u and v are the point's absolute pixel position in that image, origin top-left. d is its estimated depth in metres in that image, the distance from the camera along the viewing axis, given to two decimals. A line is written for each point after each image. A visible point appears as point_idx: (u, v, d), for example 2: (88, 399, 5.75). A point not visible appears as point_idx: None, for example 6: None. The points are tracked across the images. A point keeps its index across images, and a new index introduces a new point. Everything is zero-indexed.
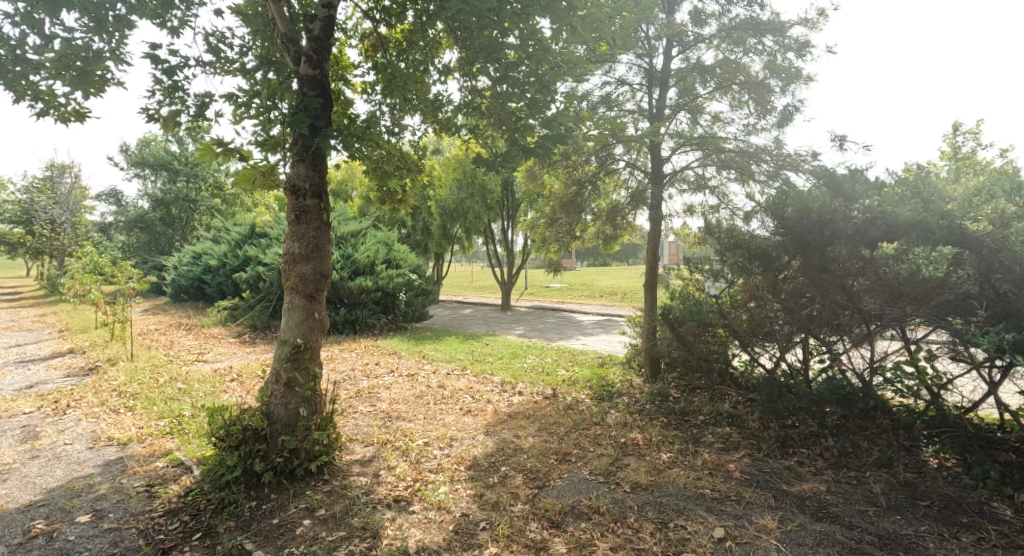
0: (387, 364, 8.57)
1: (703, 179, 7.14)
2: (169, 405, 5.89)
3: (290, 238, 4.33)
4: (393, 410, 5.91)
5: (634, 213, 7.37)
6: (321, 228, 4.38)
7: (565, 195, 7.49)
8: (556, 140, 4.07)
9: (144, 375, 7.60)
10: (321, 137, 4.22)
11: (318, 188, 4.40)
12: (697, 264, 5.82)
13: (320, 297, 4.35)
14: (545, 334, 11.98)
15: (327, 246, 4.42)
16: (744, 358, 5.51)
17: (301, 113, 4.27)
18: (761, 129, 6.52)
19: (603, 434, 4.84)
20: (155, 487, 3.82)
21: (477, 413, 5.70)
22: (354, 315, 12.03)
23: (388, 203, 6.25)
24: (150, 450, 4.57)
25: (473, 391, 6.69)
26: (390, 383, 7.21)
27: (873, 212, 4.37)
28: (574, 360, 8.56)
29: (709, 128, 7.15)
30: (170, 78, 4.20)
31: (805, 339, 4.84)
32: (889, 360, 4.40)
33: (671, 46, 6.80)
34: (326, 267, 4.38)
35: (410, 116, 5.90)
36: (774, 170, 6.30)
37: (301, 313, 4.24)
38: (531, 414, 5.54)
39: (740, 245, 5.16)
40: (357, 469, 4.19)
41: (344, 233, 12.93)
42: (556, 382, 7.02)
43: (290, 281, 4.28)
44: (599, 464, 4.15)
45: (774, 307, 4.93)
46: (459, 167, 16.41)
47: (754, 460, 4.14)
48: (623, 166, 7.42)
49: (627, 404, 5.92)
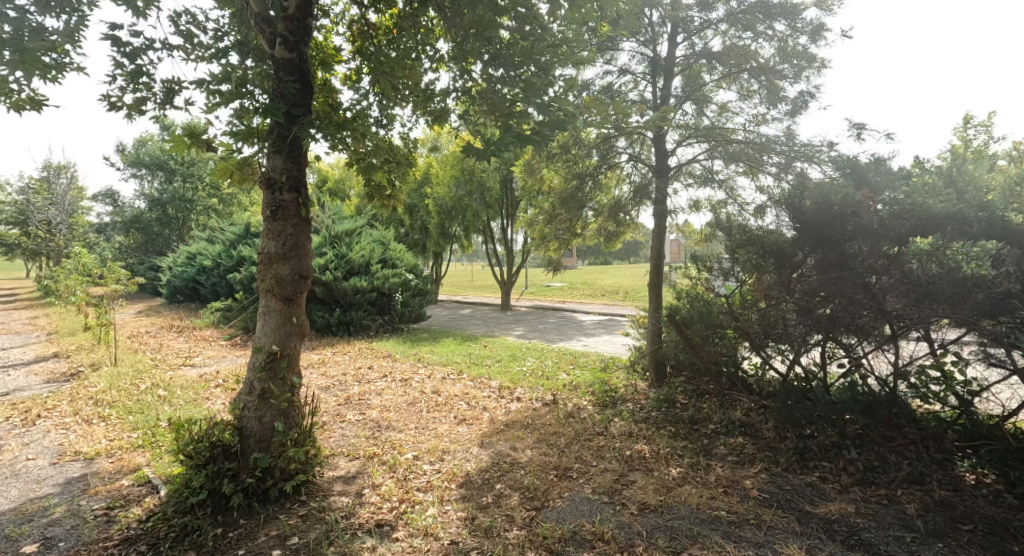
0: (381, 368, 8.23)
1: (711, 173, 6.81)
2: (145, 414, 5.56)
3: (266, 236, 3.99)
4: (383, 418, 5.57)
5: (638, 210, 6.99)
6: (299, 225, 4.05)
7: (565, 190, 7.16)
8: (553, 127, 3.73)
9: (125, 382, 7.26)
10: (299, 126, 3.88)
11: (295, 182, 4.06)
12: (704, 261, 5.45)
13: (300, 299, 4.03)
14: (546, 336, 11.61)
15: (307, 245, 4.10)
16: (755, 361, 5.17)
17: (277, 100, 3.95)
18: (772, 119, 6.18)
19: (607, 446, 4.49)
20: (115, 511, 3.49)
21: (472, 423, 5.35)
22: (349, 317, 11.69)
23: (376, 200, 5.89)
24: (117, 466, 4.24)
25: (468, 397, 6.34)
26: (382, 389, 6.87)
27: (901, 205, 4.01)
28: (575, 362, 8.21)
29: (716, 119, 6.82)
30: (132, 62, 3.84)
31: (822, 342, 4.49)
32: (915, 364, 4.05)
33: (676, 33, 6.46)
34: (305, 268, 4.06)
35: (400, 107, 5.55)
36: (786, 162, 5.93)
37: (277, 317, 3.90)
38: (529, 424, 5.19)
39: (752, 241, 4.77)
40: (339, 488, 3.85)
41: (339, 232, 12.59)
42: (556, 387, 6.67)
43: (266, 283, 3.95)
44: (602, 481, 3.80)
45: (789, 307, 4.58)
46: (456, 164, 16.01)
47: (771, 475, 3.79)
48: (626, 160, 7.05)
49: (632, 411, 5.57)
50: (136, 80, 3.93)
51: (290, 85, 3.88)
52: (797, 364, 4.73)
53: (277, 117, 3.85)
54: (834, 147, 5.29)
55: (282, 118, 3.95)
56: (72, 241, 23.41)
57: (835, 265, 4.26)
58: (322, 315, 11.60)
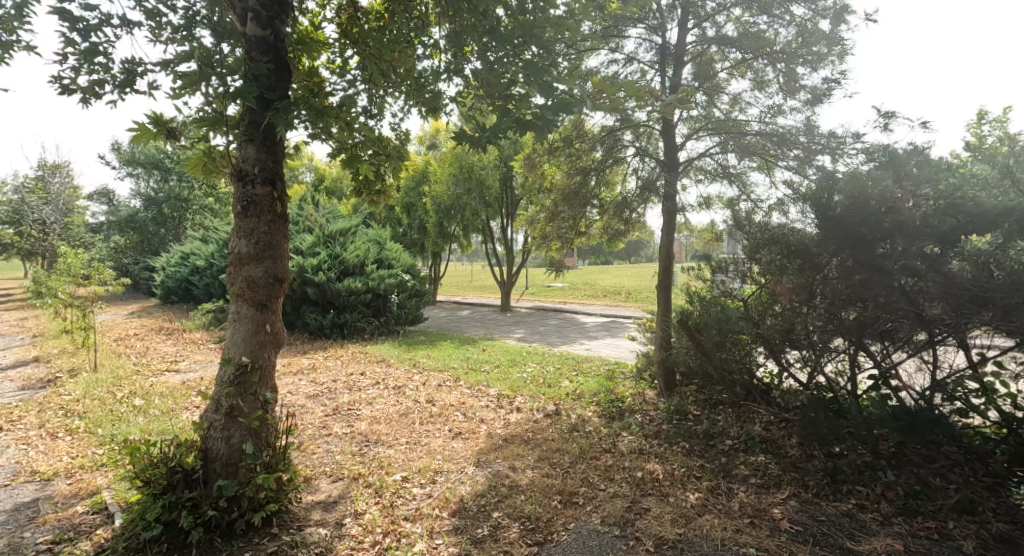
0: (373, 374, 7.81)
1: (722, 168, 6.45)
2: (115, 427, 5.15)
3: (237, 235, 3.58)
4: (372, 432, 5.17)
5: (643, 208, 6.54)
6: (274, 222, 3.64)
7: (567, 186, 6.76)
8: (555, 110, 3.27)
9: (101, 390, 6.84)
10: (273, 112, 3.47)
11: (270, 174, 3.65)
12: (719, 262, 5.05)
13: (275, 304, 3.64)
14: (547, 338, 11.18)
15: (283, 244, 3.70)
16: (770, 369, 4.86)
17: (250, 82, 3.56)
18: (789, 111, 5.78)
19: (615, 466, 4.07)
20: (61, 546, 3.09)
21: (468, 437, 4.94)
22: (343, 319, 11.27)
23: (365, 196, 5.48)
24: (73, 489, 3.83)
25: (465, 407, 5.93)
26: (374, 398, 6.47)
27: (947, 199, 3.60)
28: (579, 368, 7.79)
29: (728, 111, 6.45)
30: (86, 39, 3.43)
31: (849, 350, 4.20)
32: (953, 375, 3.74)
33: (686, 18, 6.03)
34: (281, 269, 3.66)
35: (390, 95, 5.12)
36: (806, 155, 5.50)
37: (249, 324, 3.50)
38: (530, 439, 4.78)
39: (775, 241, 4.37)
40: (317, 517, 3.45)
41: (333, 231, 12.19)
42: (559, 396, 6.25)
43: (236, 286, 3.54)
44: (612, 509, 3.38)
45: (815, 312, 4.19)
46: (455, 161, 15.53)
47: (801, 502, 3.40)
48: (632, 154, 6.62)
49: (641, 423, 5.16)
50: (92, 60, 3.53)
51: (261, 65, 3.47)
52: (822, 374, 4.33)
53: (249, 102, 3.44)
54: (860, 138, 4.87)
55: (254, 102, 3.53)
56: (65, 241, 23.01)
57: (868, 266, 3.85)
58: (316, 317, 11.20)
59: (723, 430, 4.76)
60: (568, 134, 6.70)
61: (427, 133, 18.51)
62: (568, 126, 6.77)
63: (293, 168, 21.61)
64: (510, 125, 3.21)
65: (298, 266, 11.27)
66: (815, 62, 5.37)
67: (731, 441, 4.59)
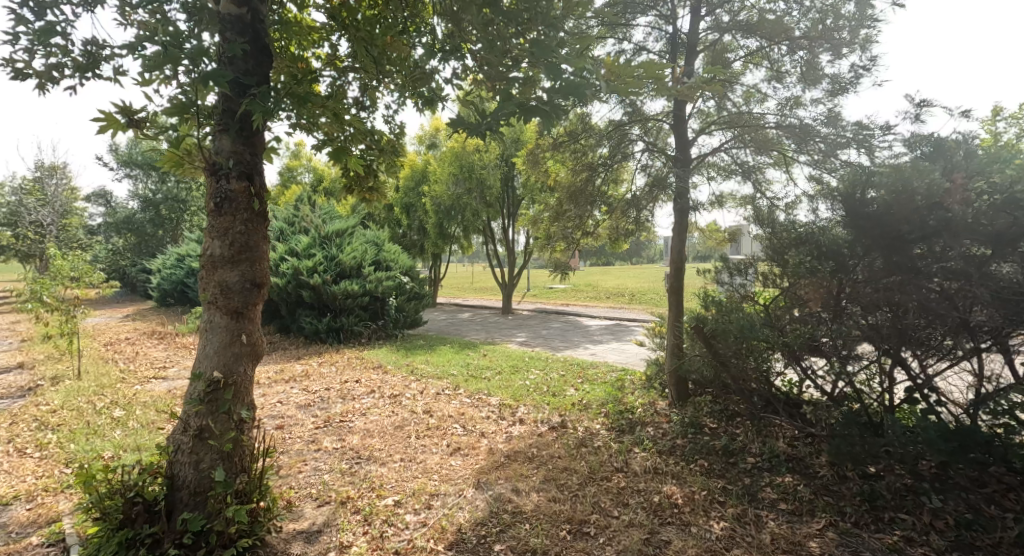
0: (368, 382, 7.45)
1: (736, 164, 6.10)
2: (89, 442, 4.80)
3: (209, 235, 3.23)
4: (364, 446, 4.82)
5: (653, 207, 6.19)
6: (252, 221, 3.29)
7: (573, 183, 6.40)
8: (568, 90, 2.88)
9: (81, 399, 6.49)
10: (251, 98, 3.11)
11: (248, 168, 3.30)
12: (738, 263, 4.68)
13: (253, 311, 3.28)
14: (551, 343, 10.79)
15: (261, 245, 3.34)
16: (789, 378, 4.49)
17: (224, 66, 3.21)
18: (809, 103, 5.44)
19: (629, 488, 3.72)
20: None
21: (467, 453, 4.58)
22: (339, 323, 10.91)
23: (356, 193, 5.13)
24: (33, 515, 3.48)
25: (464, 419, 5.57)
26: (368, 408, 6.12)
27: (1003, 194, 3.27)
28: (583, 376, 7.42)
29: (742, 104, 6.11)
30: (41, 18, 3.08)
31: (882, 359, 3.85)
32: (997, 383, 3.44)
33: (699, 5, 5.66)
34: (260, 272, 3.31)
35: (382, 84, 4.74)
36: (827, 150, 5.13)
37: (223, 333, 3.15)
38: (534, 456, 4.41)
39: (802, 241, 4.01)
40: (297, 550, 3.10)
41: (329, 232, 11.85)
42: (564, 406, 5.88)
43: (209, 292, 3.18)
44: (628, 543, 3.03)
45: (849, 318, 3.83)
46: (455, 160, 15.15)
47: (841, 534, 3.13)
48: (641, 150, 6.25)
49: (653, 438, 4.80)
50: (48, 42, 3.17)
51: (236, 45, 3.12)
52: (854, 386, 3.97)
53: (222, 86, 3.08)
54: (890, 130, 4.50)
55: (228, 88, 3.17)
56: (62, 243, 22.72)
57: (905, 268, 3.52)
58: (311, 321, 10.85)
59: (744, 446, 4.40)
60: (574, 128, 6.35)
61: (427, 132, 18.16)
62: (574, 120, 6.43)
63: (291, 169, 21.28)
64: (512, 107, 2.84)
65: (292, 269, 10.91)
66: (839, 49, 5.02)
67: (753, 458, 4.22)
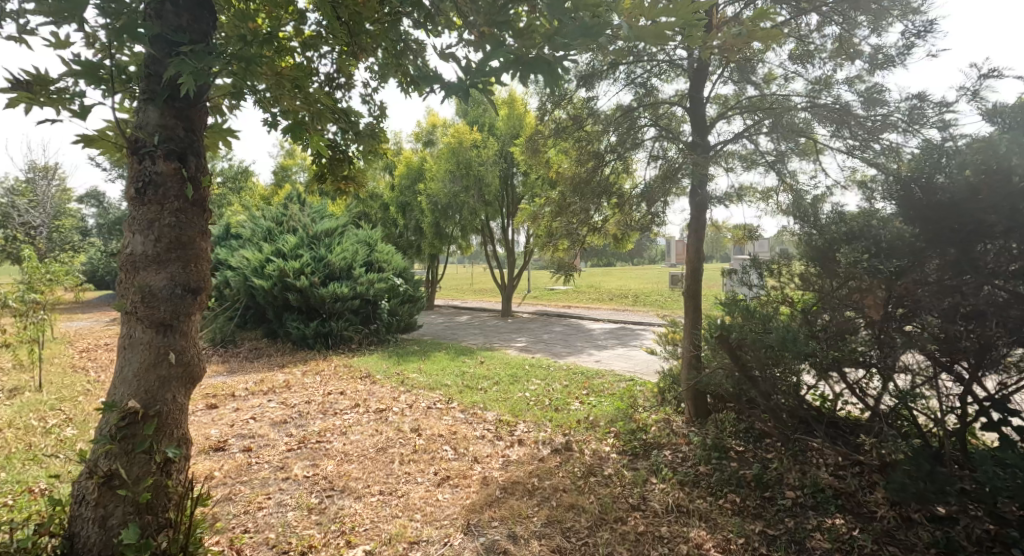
0: (354, 394, 6.81)
1: (758, 153, 5.47)
2: (26, 469, 4.19)
3: (131, 229, 2.60)
4: (340, 474, 4.21)
5: (667, 203, 5.51)
6: (185, 212, 2.65)
7: (578, 175, 5.82)
8: (576, 35, 2.21)
9: (36, 415, 5.89)
10: (180, 57, 2.47)
11: (180, 147, 2.66)
12: (770, 264, 4.05)
13: (186, 323, 2.66)
14: (552, 348, 10.14)
15: (198, 242, 2.72)
16: (821, 394, 3.95)
17: (152, 20, 2.59)
18: (842, 81, 4.82)
19: (650, 535, 3.17)
20: None
21: (457, 485, 3.97)
22: (328, 328, 10.28)
23: (332, 183, 4.52)
24: None
25: (456, 439, 4.95)
26: (350, 425, 5.50)
27: None
28: (589, 386, 6.78)
29: (765, 87, 5.51)
30: None
31: (951, 377, 3.22)
32: None
33: None
34: (195, 275, 2.69)
35: (359, 58, 4.14)
36: (867, 134, 4.35)
37: (146, 351, 2.52)
38: (535, 488, 3.80)
39: (856, 235, 3.36)
40: None
41: (318, 232, 11.31)
42: (569, 423, 5.26)
43: (128, 301, 2.55)
44: None
45: (901, 323, 3.26)
46: (451, 157, 14.51)
47: None
48: (652, 137, 5.63)
49: (672, 463, 4.19)
50: None
51: None
52: (909, 406, 3.38)
53: (143, 41, 2.44)
54: (948, 108, 3.82)
55: (152, 45, 2.54)
56: (50, 246, 22.09)
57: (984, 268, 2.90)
58: (298, 325, 10.22)
59: (780, 476, 3.77)
60: (579, 114, 5.76)
61: (423, 129, 17.58)
62: (578, 105, 5.85)
63: (285, 168, 20.64)
64: (505, 53, 2.18)
65: (278, 270, 10.21)
66: (879, 20, 4.42)
67: (793, 492, 3.61)
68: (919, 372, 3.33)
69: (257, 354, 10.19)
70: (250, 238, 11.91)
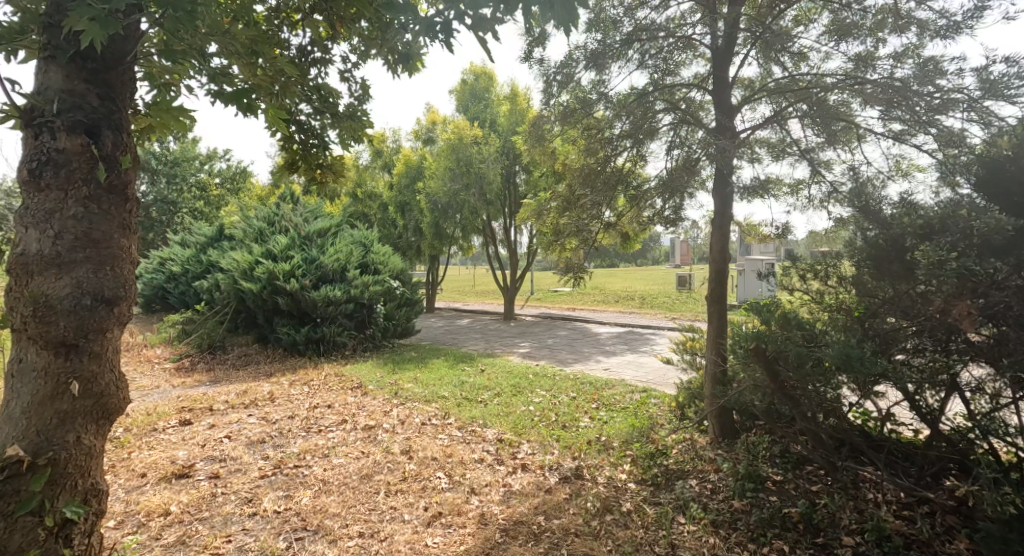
0: (342, 408, 6.26)
1: (787, 140, 4.86)
2: None
3: (25, 223, 2.03)
4: (318, 508, 3.67)
5: (688, 196, 4.91)
6: (96, 201, 2.09)
7: (587, 166, 5.26)
8: None
9: None
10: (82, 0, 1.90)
11: (92, 120, 2.09)
12: (814, 264, 3.47)
13: (98, 343, 2.14)
14: (557, 355, 9.57)
15: (114, 238, 2.14)
16: (873, 413, 3.37)
17: None
18: (886, 57, 4.23)
19: None
20: None
21: (451, 523, 3.42)
22: (319, 333, 9.73)
23: (305, 172, 3.97)
24: None
25: (451, 463, 4.38)
26: (335, 445, 4.95)
27: None
28: (598, 399, 6.19)
29: (794, 68, 4.91)
30: None
31: None
32: None
33: None
34: (112, 281, 2.13)
35: (335, 27, 3.59)
36: (923, 114, 3.76)
37: (40, 382, 2.04)
38: (542, 531, 3.28)
39: (934, 231, 2.78)
40: None
41: (310, 232, 10.80)
42: (579, 444, 4.68)
43: (18, 315, 2.02)
44: None
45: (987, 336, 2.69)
46: (451, 154, 13.94)
47: None
48: (667, 125, 5.06)
49: (702, 497, 3.62)
50: None
51: None
52: (989, 433, 2.83)
53: None
54: None
55: None
56: None
57: None
58: (288, 330, 9.66)
59: (832, 517, 3.16)
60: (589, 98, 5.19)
61: (423, 126, 17.02)
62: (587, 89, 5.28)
63: None
64: None
65: (267, 273, 9.67)
66: None
67: (851, 538, 3.03)
68: (990, 390, 2.85)
69: (245, 360, 9.64)
70: (241, 239, 11.35)
